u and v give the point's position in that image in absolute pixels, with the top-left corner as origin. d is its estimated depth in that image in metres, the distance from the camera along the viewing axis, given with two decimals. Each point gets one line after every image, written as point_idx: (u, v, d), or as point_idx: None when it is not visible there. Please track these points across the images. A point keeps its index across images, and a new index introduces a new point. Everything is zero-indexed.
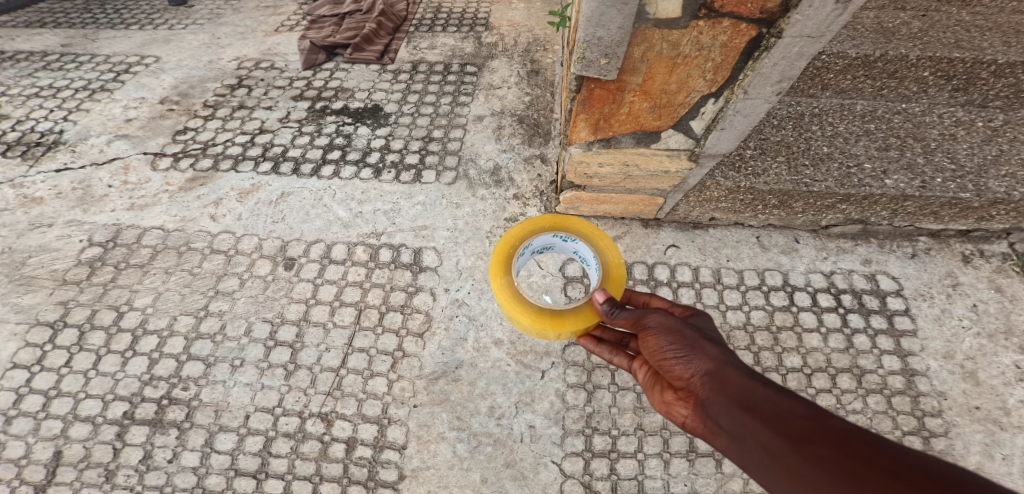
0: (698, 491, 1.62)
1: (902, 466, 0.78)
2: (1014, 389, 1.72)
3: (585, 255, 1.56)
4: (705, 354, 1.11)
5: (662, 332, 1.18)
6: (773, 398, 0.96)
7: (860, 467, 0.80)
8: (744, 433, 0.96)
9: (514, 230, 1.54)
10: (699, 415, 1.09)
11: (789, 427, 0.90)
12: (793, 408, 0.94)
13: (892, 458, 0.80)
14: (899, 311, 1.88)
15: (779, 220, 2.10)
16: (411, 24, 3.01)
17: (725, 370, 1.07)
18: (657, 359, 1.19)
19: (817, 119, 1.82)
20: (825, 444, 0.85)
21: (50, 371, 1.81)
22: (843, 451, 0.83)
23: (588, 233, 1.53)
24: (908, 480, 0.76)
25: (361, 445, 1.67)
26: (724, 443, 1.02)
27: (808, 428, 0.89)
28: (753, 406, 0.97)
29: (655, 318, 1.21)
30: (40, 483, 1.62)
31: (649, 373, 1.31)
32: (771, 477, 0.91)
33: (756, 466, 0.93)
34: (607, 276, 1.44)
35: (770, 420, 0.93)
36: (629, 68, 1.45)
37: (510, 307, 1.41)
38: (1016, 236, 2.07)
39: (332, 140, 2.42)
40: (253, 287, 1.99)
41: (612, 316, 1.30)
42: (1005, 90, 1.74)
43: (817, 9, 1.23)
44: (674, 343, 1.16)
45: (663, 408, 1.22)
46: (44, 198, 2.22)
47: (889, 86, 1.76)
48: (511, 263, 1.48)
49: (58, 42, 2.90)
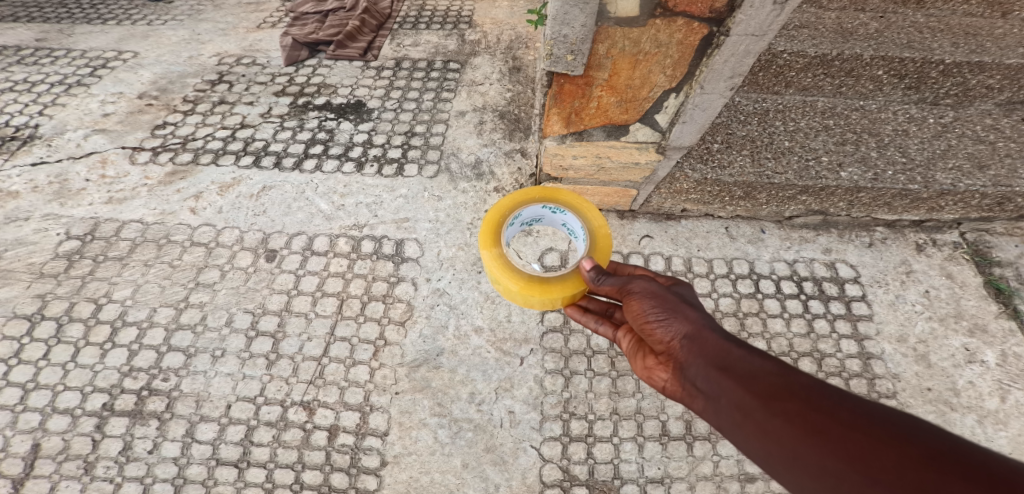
0: (671, 474, 1.68)
1: (858, 415, 0.87)
2: (963, 371, 1.82)
3: (573, 226, 1.60)
4: (685, 318, 1.18)
5: (646, 297, 1.25)
6: (746, 358, 1.05)
7: (821, 418, 0.89)
8: (719, 393, 1.03)
9: (505, 200, 1.58)
10: (678, 377, 1.17)
11: (759, 384, 0.98)
12: (763, 367, 1.02)
13: (850, 409, 0.89)
14: (856, 298, 1.99)
15: (745, 211, 2.19)
16: (395, 22, 3.05)
17: (703, 333, 1.14)
18: (640, 323, 1.25)
19: (782, 115, 2.06)
20: (792, 399, 0.93)
21: (28, 364, 1.80)
22: (807, 406, 0.91)
23: (577, 205, 1.57)
24: (863, 428, 0.85)
25: (343, 432, 1.71)
26: (699, 404, 1.10)
27: (776, 385, 0.97)
28: (727, 366, 1.05)
29: (639, 285, 1.28)
30: (18, 476, 1.62)
31: (632, 341, 1.40)
32: (740, 433, 0.98)
33: (727, 423, 1.01)
34: (594, 246, 1.48)
35: (742, 378, 1.01)
36: (594, 64, 1.53)
37: (502, 274, 1.45)
38: (966, 227, 2.19)
39: (314, 135, 2.45)
40: (234, 279, 2.01)
41: (598, 283, 1.35)
42: (954, 89, 2.07)
43: (757, 10, 1.32)
44: (656, 307, 1.22)
45: (645, 373, 1.31)
46: (20, 192, 2.20)
47: (847, 84, 2.07)
48: (502, 231, 1.52)
49: (32, 37, 2.86)
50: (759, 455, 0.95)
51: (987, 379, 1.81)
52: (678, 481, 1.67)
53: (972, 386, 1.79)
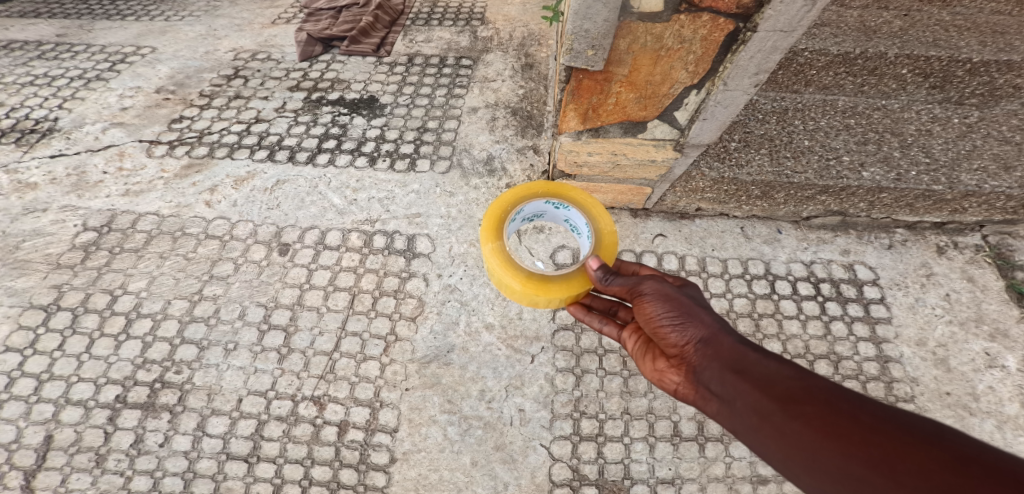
0: (682, 475, 1.66)
1: (880, 419, 0.87)
2: (983, 376, 1.78)
3: (576, 222, 1.57)
4: (700, 321, 1.16)
5: (659, 299, 1.21)
6: (762, 362, 1.03)
7: (843, 422, 0.88)
8: (735, 396, 1.02)
9: (507, 195, 1.54)
10: (690, 381, 1.16)
11: (777, 388, 0.97)
12: (780, 371, 1.00)
13: (872, 413, 0.88)
14: (874, 300, 1.96)
15: (761, 211, 2.17)
16: (408, 18, 3.05)
17: (719, 337, 1.12)
18: (652, 326, 1.23)
19: (800, 114, 1.99)
20: (811, 403, 0.93)
21: (43, 355, 1.82)
22: (827, 409, 0.91)
23: (583, 202, 1.53)
24: (885, 432, 0.84)
25: (352, 429, 1.71)
26: (713, 407, 1.09)
27: (794, 389, 0.96)
28: (743, 369, 1.03)
29: (651, 285, 1.24)
30: (30, 467, 1.63)
31: (640, 342, 1.37)
32: (757, 436, 0.97)
33: (743, 426, 1.00)
34: (599, 244, 1.45)
35: (758, 381, 1.00)
36: (615, 60, 1.51)
37: (503, 271, 1.42)
38: (989, 229, 2.15)
39: (328, 130, 2.46)
40: (248, 272, 2.02)
41: (605, 283, 1.30)
42: (981, 88, 2.00)
43: (788, 5, 1.29)
44: (670, 310, 1.19)
45: (655, 376, 1.29)
46: (38, 183, 2.23)
47: (869, 82, 2.02)
48: (505, 226, 1.49)
49: (53, 32, 2.90)
50: (777, 459, 0.94)
51: (1008, 384, 1.77)
52: (689, 482, 1.65)
53: (992, 391, 1.75)
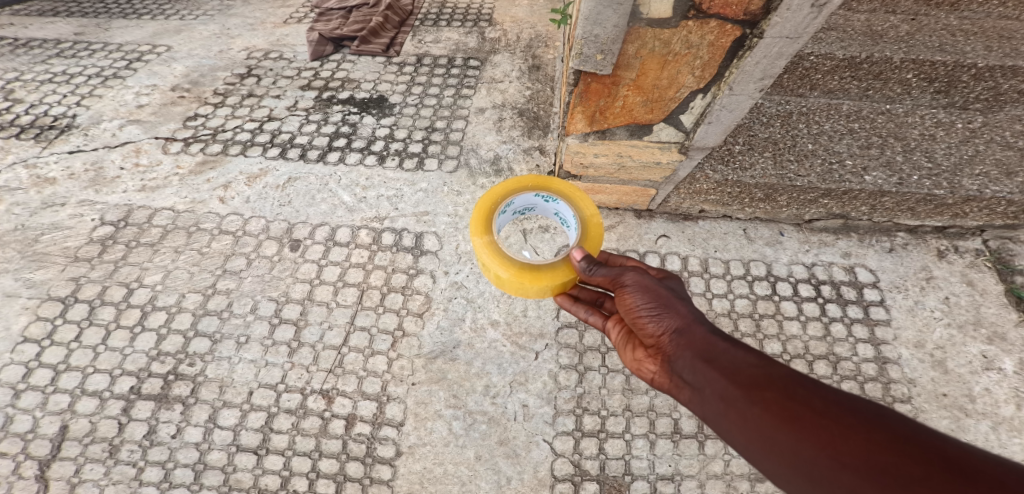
0: (682, 471, 1.70)
1: (830, 403, 0.91)
2: (980, 378, 1.81)
3: (565, 215, 1.60)
4: (676, 312, 1.20)
5: (638, 291, 1.24)
6: (730, 351, 1.07)
7: (798, 407, 0.92)
8: (704, 384, 1.05)
9: (497, 188, 1.58)
10: (666, 369, 1.19)
11: (742, 376, 1.00)
12: (746, 359, 1.04)
13: (824, 398, 0.92)
14: (874, 302, 1.98)
15: (765, 213, 2.20)
16: (416, 19, 3.10)
17: (693, 327, 1.16)
18: (631, 316, 1.26)
19: (806, 118, 2.08)
20: (771, 388, 0.96)
21: (60, 346, 1.88)
22: (785, 395, 0.94)
23: (570, 195, 1.57)
24: (835, 416, 0.88)
25: (360, 422, 1.75)
26: (685, 394, 1.12)
27: (756, 375, 0.99)
28: (712, 358, 1.07)
29: (632, 277, 1.27)
30: (46, 457, 1.69)
31: (621, 333, 1.41)
32: (722, 421, 1.00)
33: (711, 413, 1.03)
34: (585, 235, 1.49)
35: (725, 370, 1.03)
36: (623, 63, 1.55)
37: (493, 261, 1.45)
38: (989, 234, 2.17)
39: (338, 128, 2.51)
40: (259, 267, 2.07)
41: (589, 273, 1.34)
42: (986, 93, 2.09)
43: (794, 12, 1.32)
44: (648, 301, 1.23)
45: (634, 365, 1.33)
46: (56, 178, 2.29)
47: (875, 86, 2.11)
48: (494, 218, 1.52)
49: (71, 31, 2.96)
50: (740, 444, 0.97)
51: (1004, 386, 1.79)
52: (688, 479, 1.69)
53: (988, 394, 1.78)
